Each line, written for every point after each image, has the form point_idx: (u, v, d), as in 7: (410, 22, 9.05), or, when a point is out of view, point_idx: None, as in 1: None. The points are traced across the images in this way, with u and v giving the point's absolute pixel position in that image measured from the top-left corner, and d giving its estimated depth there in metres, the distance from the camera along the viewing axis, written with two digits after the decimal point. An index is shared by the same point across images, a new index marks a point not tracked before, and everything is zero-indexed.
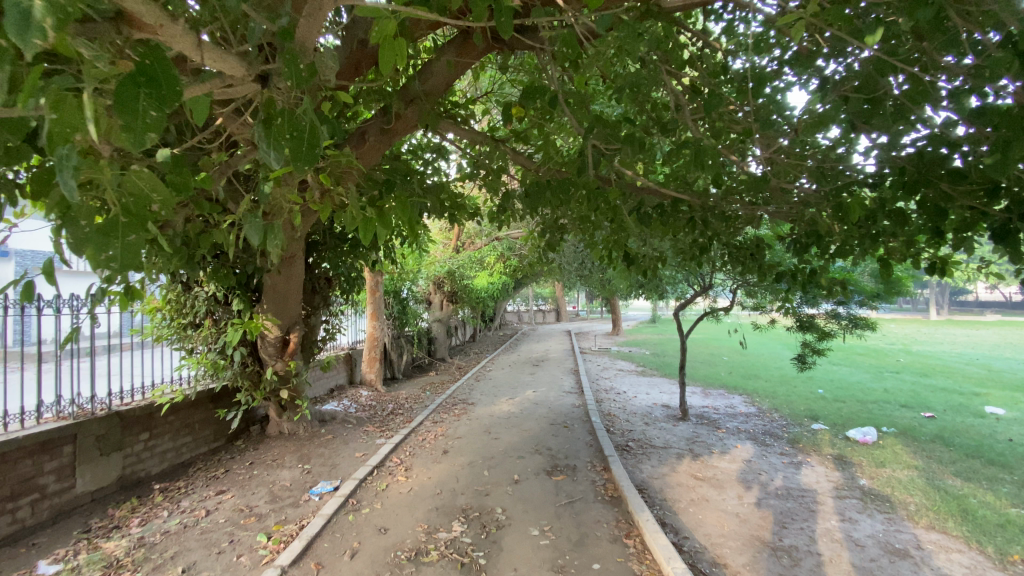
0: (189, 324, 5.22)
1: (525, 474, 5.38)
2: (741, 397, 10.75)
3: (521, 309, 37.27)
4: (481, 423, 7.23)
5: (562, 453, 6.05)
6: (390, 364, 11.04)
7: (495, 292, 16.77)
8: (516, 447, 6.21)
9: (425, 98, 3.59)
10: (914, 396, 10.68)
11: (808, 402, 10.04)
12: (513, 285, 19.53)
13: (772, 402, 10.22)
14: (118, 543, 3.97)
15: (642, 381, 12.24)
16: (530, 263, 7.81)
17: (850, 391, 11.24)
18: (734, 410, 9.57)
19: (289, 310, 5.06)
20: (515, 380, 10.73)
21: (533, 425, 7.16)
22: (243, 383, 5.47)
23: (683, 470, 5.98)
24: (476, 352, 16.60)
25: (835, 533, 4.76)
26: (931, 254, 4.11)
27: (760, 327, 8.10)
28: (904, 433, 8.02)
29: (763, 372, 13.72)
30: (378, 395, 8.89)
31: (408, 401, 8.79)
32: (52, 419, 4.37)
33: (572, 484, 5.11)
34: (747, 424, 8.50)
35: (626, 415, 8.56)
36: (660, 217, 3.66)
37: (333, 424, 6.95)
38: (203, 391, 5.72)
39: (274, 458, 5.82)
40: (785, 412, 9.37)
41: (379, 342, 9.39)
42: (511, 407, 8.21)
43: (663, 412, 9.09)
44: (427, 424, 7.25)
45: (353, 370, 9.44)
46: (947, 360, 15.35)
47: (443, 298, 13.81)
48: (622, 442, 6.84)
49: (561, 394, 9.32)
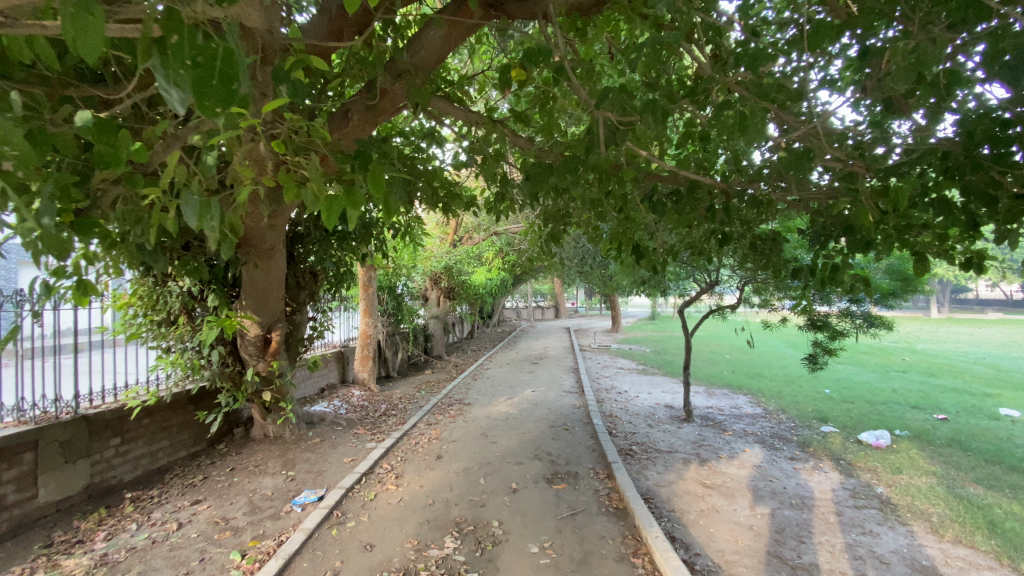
0: (163, 321, 4.87)
1: (523, 482, 5.05)
2: (747, 398, 10.42)
3: (520, 305, 36.93)
4: (477, 426, 6.89)
5: (563, 458, 5.71)
6: (385, 362, 10.70)
7: (493, 289, 16.44)
8: (514, 451, 5.88)
9: (415, 72, 3.21)
10: (925, 397, 10.37)
11: (815, 403, 9.73)
12: (512, 282, 19.18)
13: (778, 402, 9.90)
14: (78, 561, 3.62)
15: (644, 381, 11.92)
16: (529, 257, 7.46)
17: (858, 391, 10.93)
18: (740, 411, 9.24)
19: (271, 308, 4.69)
20: (514, 379, 10.39)
21: (532, 428, 6.83)
22: (223, 384, 5.11)
23: (691, 477, 5.65)
24: (474, 350, 16.27)
25: (857, 549, 4.43)
26: (968, 248, 3.75)
27: (770, 326, 7.77)
28: (918, 437, 7.70)
29: (768, 371, 13.41)
30: (370, 394, 8.55)
31: (402, 401, 8.45)
32: (11, 424, 4.01)
33: (574, 494, 4.77)
34: (754, 426, 8.18)
35: (629, 417, 8.22)
36: (675, 206, 3.28)
37: (322, 426, 6.60)
38: (181, 392, 5.36)
39: (257, 463, 5.47)
40: (792, 414, 9.05)
41: (372, 340, 9.03)
42: (509, 408, 7.86)
43: (666, 413, 8.76)
44: (421, 426, 6.90)
45: (346, 369, 9.09)
46: (953, 359, 15.07)
47: (439, 294, 13.48)
48: (625, 446, 6.52)
49: (561, 394, 8.98)
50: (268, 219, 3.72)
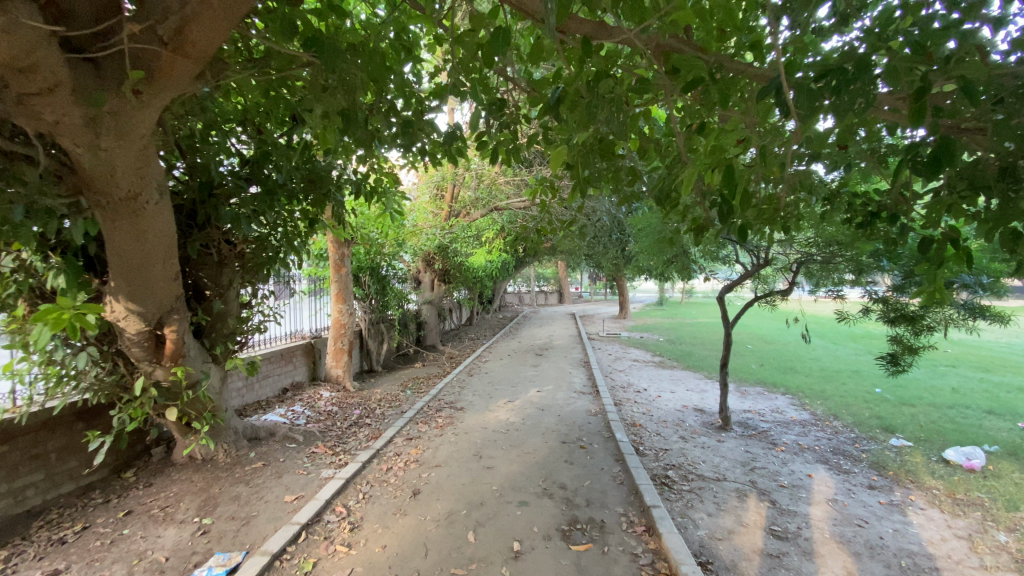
0: (4, 308, 3.35)
1: (530, 539, 3.56)
2: (787, 398, 8.97)
3: (522, 290, 35.31)
4: (470, 441, 5.43)
5: (582, 494, 4.23)
6: (367, 354, 9.22)
7: (494, 272, 14.87)
8: (517, 484, 4.40)
9: None
10: (994, 399, 8.92)
11: (871, 407, 8.26)
12: (514, 265, 17.68)
13: (827, 405, 8.43)
14: None
15: (664, 376, 10.44)
16: (538, 228, 5.93)
17: (913, 390, 9.48)
18: (785, 416, 7.78)
19: (157, 295, 3.19)
20: (517, 375, 8.93)
21: (540, 444, 5.36)
22: (102, 397, 3.61)
23: (755, 524, 4.17)
24: (472, 338, 14.82)
25: None
26: None
27: (841, 316, 6.25)
28: (1015, 455, 6.24)
29: (801, 367, 12.00)
30: (344, 395, 7.08)
31: (381, 403, 6.99)
32: None
33: (602, 562, 3.29)
34: (809, 439, 6.71)
35: (657, 425, 6.74)
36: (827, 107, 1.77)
37: (270, 442, 5.14)
38: (53, 409, 3.86)
39: (165, 503, 4.00)
40: (850, 422, 7.57)
41: (347, 329, 7.53)
42: (510, 414, 6.39)
43: (699, 420, 7.29)
44: (398, 441, 5.44)
45: (317, 365, 7.62)
46: (1000, 351, 13.65)
47: (433, 277, 12.01)
48: (660, 471, 5.04)
49: (573, 394, 7.52)
50: (95, 141, 2.18)
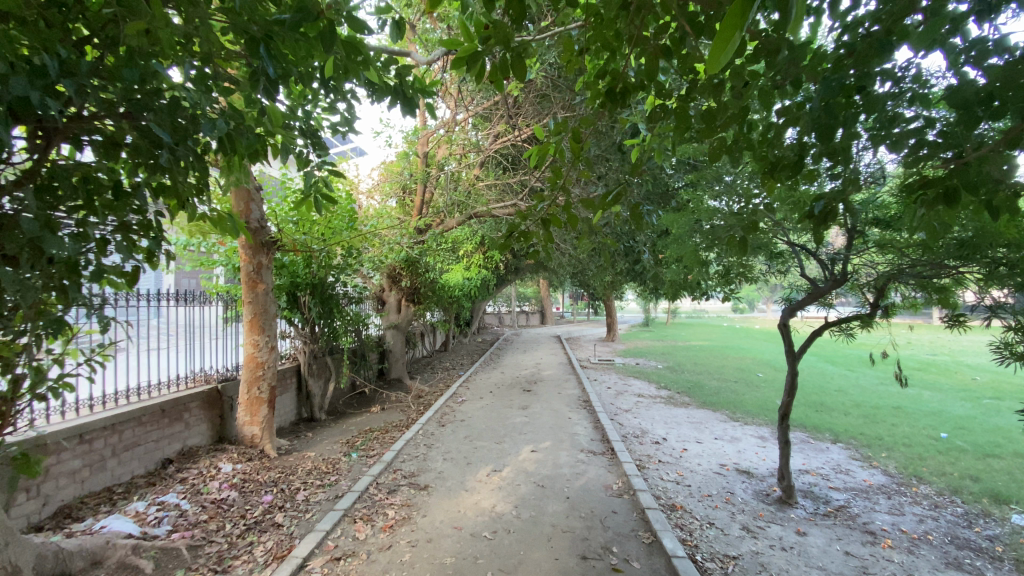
0: None
1: None
2: (843, 448, 7.13)
3: (502, 311, 33.17)
4: (439, 561, 3.36)
5: None
6: (308, 397, 7.08)
7: (474, 291, 12.88)
8: None
9: None
10: None
11: (956, 464, 6.45)
12: (497, 283, 15.81)
13: (900, 460, 6.59)
14: None
15: (682, 419, 8.53)
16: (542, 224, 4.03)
17: (990, 436, 7.70)
18: (857, 479, 5.92)
19: None
20: (505, 424, 6.89)
21: (549, 564, 3.35)
22: None
23: None
24: (448, 369, 12.73)
25: None
26: None
27: (997, 357, 4.03)
28: None
29: (834, 404, 10.22)
30: (258, 465, 4.93)
31: (312, 477, 4.86)
32: None
33: None
34: (912, 523, 4.84)
35: (704, 506, 4.75)
36: None
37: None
38: None
39: None
40: (942, 487, 5.74)
41: (269, 369, 5.38)
42: (498, 498, 4.36)
43: (753, 493, 5.35)
44: (321, 564, 3.33)
45: (227, 419, 5.47)
46: None
47: (400, 297, 10.01)
48: None
49: (582, 456, 5.54)
50: None
